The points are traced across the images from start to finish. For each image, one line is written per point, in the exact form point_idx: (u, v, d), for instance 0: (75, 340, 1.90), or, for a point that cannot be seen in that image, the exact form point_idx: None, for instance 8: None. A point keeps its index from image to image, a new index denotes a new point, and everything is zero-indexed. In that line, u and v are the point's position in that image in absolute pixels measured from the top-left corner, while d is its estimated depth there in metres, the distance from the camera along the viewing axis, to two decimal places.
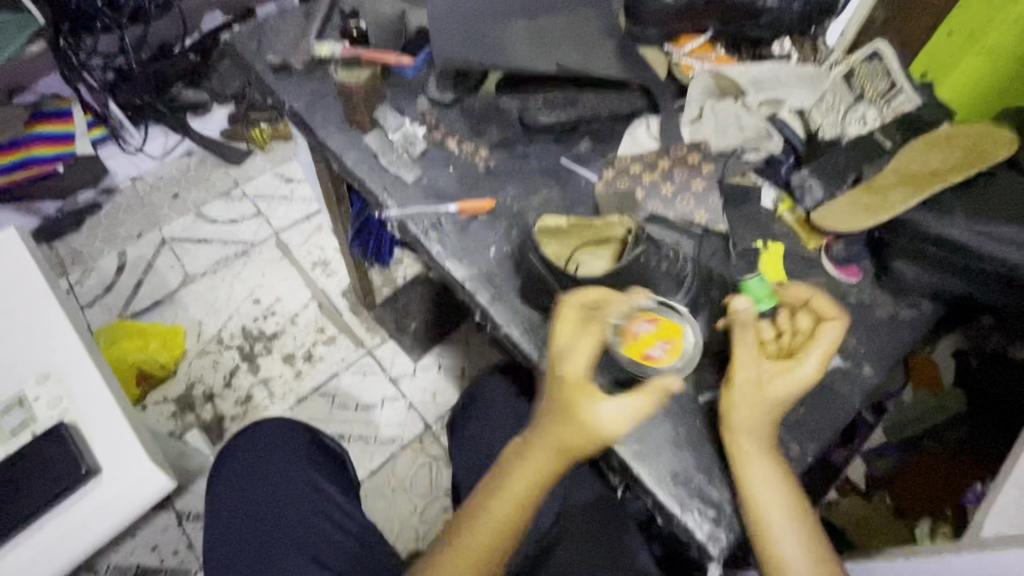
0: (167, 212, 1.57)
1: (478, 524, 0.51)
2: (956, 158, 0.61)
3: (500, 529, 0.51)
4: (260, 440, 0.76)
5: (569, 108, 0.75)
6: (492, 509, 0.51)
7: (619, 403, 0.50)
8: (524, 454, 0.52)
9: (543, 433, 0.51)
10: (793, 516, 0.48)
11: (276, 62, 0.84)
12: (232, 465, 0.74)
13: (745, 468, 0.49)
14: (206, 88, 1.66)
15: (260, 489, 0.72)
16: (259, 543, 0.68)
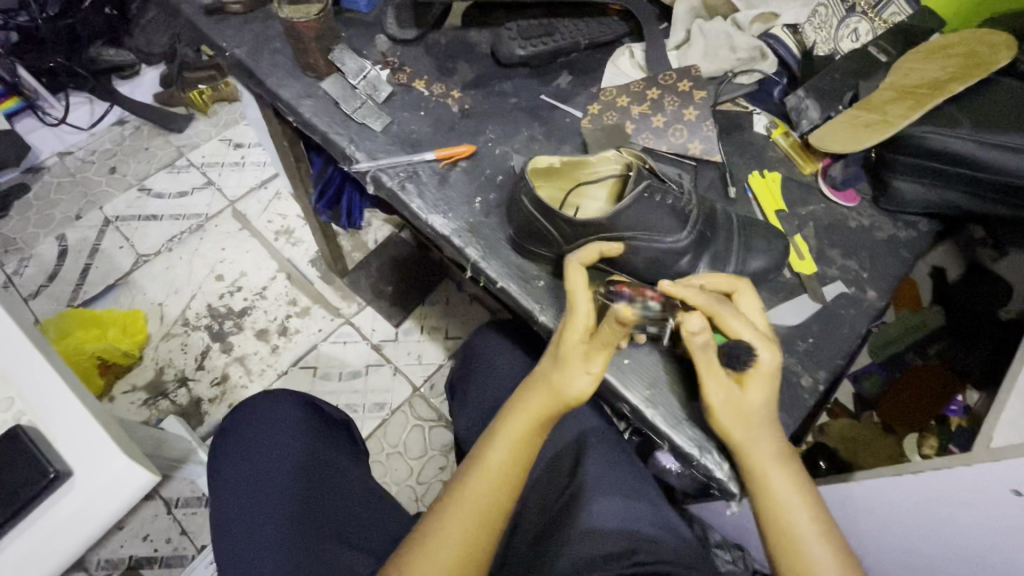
0: (106, 188, 1.43)
1: (482, 467, 0.48)
2: (956, 67, 0.59)
3: (505, 470, 0.48)
4: (253, 410, 0.69)
5: (546, 38, 0.70)
6: (497, 452, 0.49)
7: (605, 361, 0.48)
8: (525, 403, 0.50)
9: (539, 383, 0.49)
10: (819, 526, 0.45)
11: (208, 3, 0.74)
12: (226, 439, 0.68)
13: (768, 488, 0.46)
14: (128, 47, 1.49)
15: (246, 458, 0.64)
16: (234, 511, 0.60)
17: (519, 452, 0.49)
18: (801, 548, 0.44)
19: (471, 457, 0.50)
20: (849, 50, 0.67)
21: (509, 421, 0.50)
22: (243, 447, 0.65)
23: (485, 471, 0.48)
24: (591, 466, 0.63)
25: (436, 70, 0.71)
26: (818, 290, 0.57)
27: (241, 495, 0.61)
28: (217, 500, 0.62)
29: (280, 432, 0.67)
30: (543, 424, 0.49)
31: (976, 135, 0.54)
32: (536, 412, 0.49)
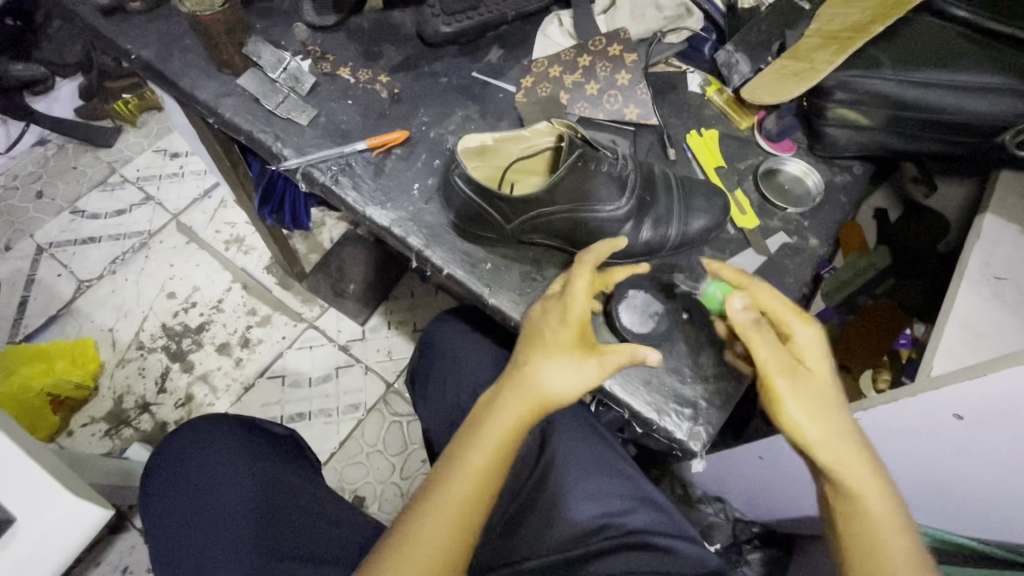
0: (35, 214, 1.34)
1: (448, 481, 0.45)
2: (875, 7, 0.59)
3: (479, 476, 0.45)
4: (188, 440, 0.64)
5: (472, 12, 0.67)
6: (470, 457, 0.46)
7: (609, 359, 0.46)
8: (510, 400, 0.46)
9: (510, 389, 0.47)
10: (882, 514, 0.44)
11: (105, 2, 0.68)
12: (162, 471, 0.63)
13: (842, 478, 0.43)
14: (38, 59, 1.39)
15: (187, 495, 0.60)
16: (176, 552, 0.57)
17: (494, 459, 0.46)
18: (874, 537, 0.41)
19: (439, 466, 0.47)
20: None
21: (484, 427, 0.47)
22: (179, 482, 0.61)
23: (455, 480, 0.45)
24: (559, 444, 0.62)
25: (361, 56, 0.68)
26: (762, 243, 0.57)
27: (179, 533, 0.58)
28: (158, 540, 0.59)
29: (216, 461, 0.62)
30: (515, 432, 0.46)
31: (898, 73, 0.55)
32: (513, 415, 0.46)
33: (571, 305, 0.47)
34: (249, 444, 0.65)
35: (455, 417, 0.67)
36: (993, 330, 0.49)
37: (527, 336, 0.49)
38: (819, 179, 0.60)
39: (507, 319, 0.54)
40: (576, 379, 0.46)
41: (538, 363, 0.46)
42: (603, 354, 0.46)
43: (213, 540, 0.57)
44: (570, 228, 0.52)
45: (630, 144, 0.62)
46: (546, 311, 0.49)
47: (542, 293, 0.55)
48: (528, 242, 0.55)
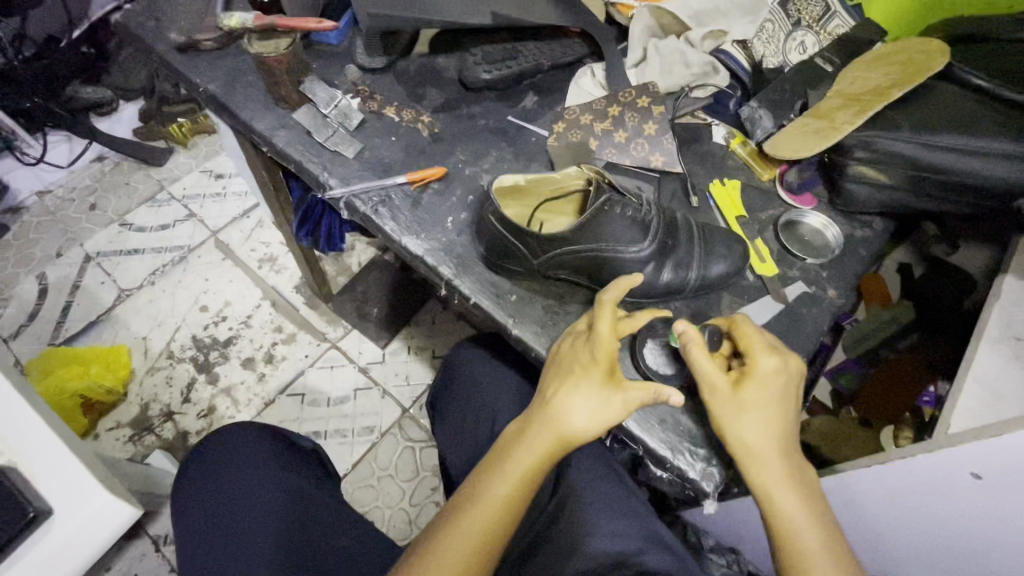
0: (87, 225, 1.43)
1: (470, 508, 0.47)
2: (895, 73, 0.62)
3: (502, 505, 0.47)
4: (221, 444, 0.68)
5: (511, 62, 0.72)
6: (492, 487, 0.48)
7: (628, 396, 0.48)
8: (535, 433, 0.48)
9: (535, 422, 0.49)
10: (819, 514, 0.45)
11: (181, 40, 0.75)
12: (193, 473, 0.66)
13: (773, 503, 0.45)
14: (107, 85, 1.50)
15: (212, 499, 0.63)
16: (196, 552, 0.59)
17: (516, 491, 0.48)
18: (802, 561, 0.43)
19: (461, 494, 0.49)
20: (797, 61, 0.71)
21: (509, 458, 0.49)
22: (205, 489, 0.64)
23: (477, 505, 0.47)
24: (573, 476, 0.64)
25: (406, 97, 0.73)
26: (780, 291, 0.59)
27: (200, 537, 0.60)
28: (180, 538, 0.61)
29: (240, 471, 0.65)
30: (539, 464, 0.48)
31: (917, 136, 0.57)
32: (538, 448, 0.48)
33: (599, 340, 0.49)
34: (273, 455, 0.67)
35: (471, 444, 0.68)
36: (1014, 391, 0.49)
37: (552, 368, 0.51)
38: (838, 232, 0.62)
39: (528, 349, 0.56)
40: (598, 415, 0.47)
41: (565, 396, 0.48)
42: (626, 391, 0.48)
43: (235, 545, 0.59)
44: (592, 266, 0.55)
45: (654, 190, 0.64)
46: (578, 344, 0.51)
47: (564, 326, 0.57)
48: (554, 277, 0.58)
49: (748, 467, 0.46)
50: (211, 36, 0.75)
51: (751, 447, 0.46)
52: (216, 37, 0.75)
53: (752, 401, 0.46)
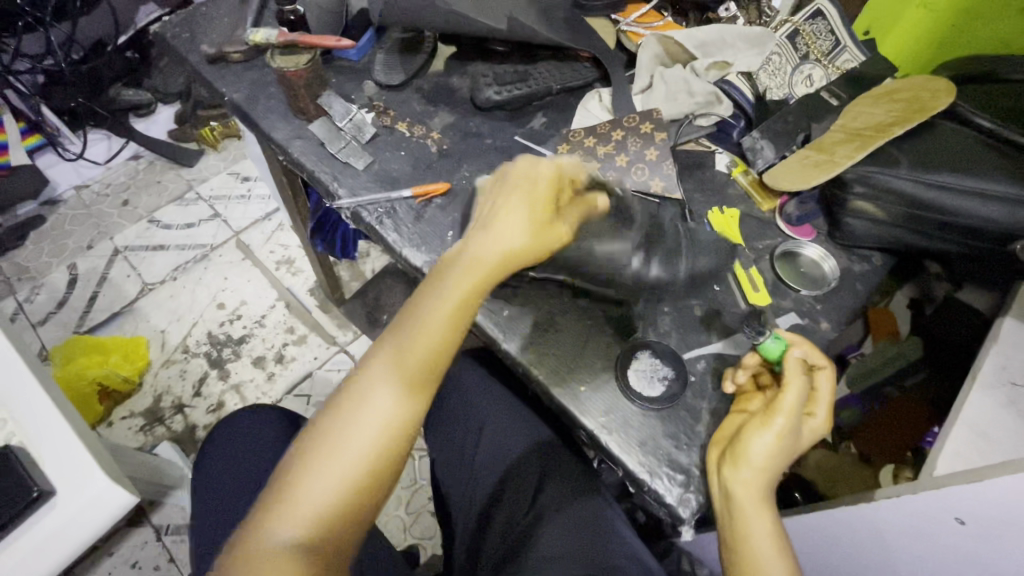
0: (118, 219, 1.50)
1: (357, 413, 0.45)
2: (899, 110, 0.62)
3: (391, 416, 0.45)
4: (240, 431, 0.74)
5: (520, 84, 0.75)
6: (384, 390, 0.46)
7: (541, 223, 0.53)
8: (470, 255, 0.51)
9: (470, 248, 0.51)
10: (781, 536, 0.47)
11: (211, 52, 0.80)
12: (212, 460, 0.72)
13: (746, 520, 0.47)
14: (146, 88, 1.59)
15: (229, 478, 0.69)
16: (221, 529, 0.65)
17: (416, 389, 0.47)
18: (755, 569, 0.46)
19: (342, 400, 0.45)
20: (803, 94, 0.72)
21: (403, 357, 0.47)
22: (224, 467, 0.70)
23: (363, 410, 0.45)
24: (553, 489, 0.64)
25: (418, 113, 0.76)
26: (773, 321, 0.59)
27: (222, 517, 0.66)
28: (198, 509, 0.68)
29: (257, 455, 0.71)
30: (473, 290, 0.50)
31: (916, 174, 0.58)
32: (473, 272, 0.50)
33: (509, 215, 0.52)
34: (287, 442, 0.73)
35: (460, 454, 0.70)
36: (1007, 437, 0.48)
37: (480, 210, 0.54)
38: (835, 265, 0.62)
39: (516, 365, 0.57)
40: (523, 234, 0.51)
41: (498, 224, 0.52)
42: (542, 221, 0.53)
43: None
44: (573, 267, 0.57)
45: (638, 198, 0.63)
46: (492, 220, 0.52)
47: (552, 345, 0.57)
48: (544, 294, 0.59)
49: (742, 482, 0.47)
50: (240, 49, 0.78)
51: (757, 463, 0.47)
52: (244, 50, 0.79)
53: (783, 426, 0.47)
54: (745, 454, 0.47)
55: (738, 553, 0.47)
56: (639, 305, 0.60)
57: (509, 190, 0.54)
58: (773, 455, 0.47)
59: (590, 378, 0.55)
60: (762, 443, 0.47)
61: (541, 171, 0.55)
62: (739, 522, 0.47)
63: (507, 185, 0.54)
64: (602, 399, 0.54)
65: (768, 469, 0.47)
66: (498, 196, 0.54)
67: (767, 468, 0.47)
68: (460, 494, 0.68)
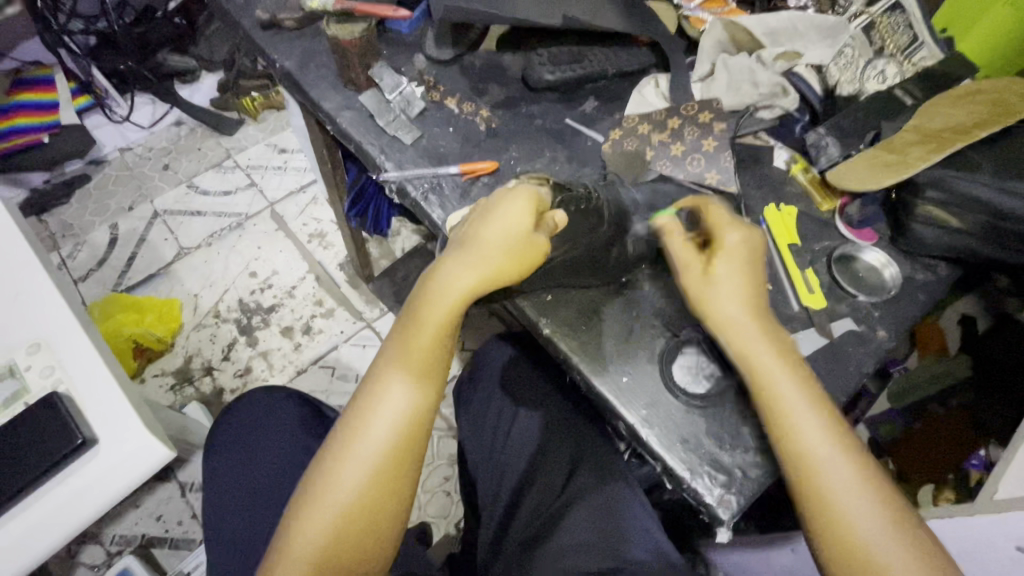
0: (159, 183, 1.53)
1: (367, 428, 0.47)
2: (981, 113, 0.59)
3: (402, 412, 0.47)
4: (253, 413, 0.74)
5: (575, 65, 0.72)
6: (389, 397, 0.47)
7: (511, 233, 0.46)
8: (453, 273, 0.47)
9: (451, 266, 0.47)
10: (874, 489, 0.43)
11: (265, 18, 0.79)
12: (225, 445, 0.73)
13: (823, 482, 0.43)
14: (193, 55, 1.58)
15: (250, 453, 0.71)
16: (240, 520, 0.67)
17: (423, 393, 0.48)
18: (858, 543, 0.41)
19: (353, 417, 0.47)
20: (874, 90, 0.68)
21: (405, 363, 0.48)
22: (244, 443, 0.72)
23: (373, 424, 0.47)
24: (585, 477, 0.63)
25: (468, 89, 0.74)
26: (826, 326, 0.57)
27: (240, 509, 0.68)
28: (219, 480, 0.71)
29: (277, 432, 0.73)
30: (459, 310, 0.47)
31: (998, 181, 0.54)
32: (457, 296, 0.47)
33: (486, 231, 0.47)
34: (305, 421, 0.74)
35: (490, 434, 0.70)
36: None
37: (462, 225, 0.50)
38: (897, 273, 0.59)
39: (556, 350, 0.56)
40: (507, 253, 0.46)
41: (475, 245, 0.47)
42: (523, 241, 0.47)
43: (273, 501, 0.68)
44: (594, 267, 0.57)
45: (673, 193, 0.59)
46: (456, 246, 0.48)
47: (595, 334, 0.56)
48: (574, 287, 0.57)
49: (792, 437, 0.45)
50: (293, 16, 0.77)
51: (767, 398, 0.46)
52: (297, 18, 0.78)
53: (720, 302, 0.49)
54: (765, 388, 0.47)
55: (832, 531, 0.43)
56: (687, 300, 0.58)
57: (485, 214, 0.48)
58: (781, 378, 0.47)
59: (628, 373, 0.54)
60: (767, 361, 0.47)
61: (512, 205, 0.47)
62: (814, 489, 0.43)
63: (490, 209, 0.48)
64: (644, 392, 0.53)
65: (785, 393, 0.46)
66: (480, 216, 0.49)
67: (783, 381, 0.47)
68: (487, 476, 0.68)
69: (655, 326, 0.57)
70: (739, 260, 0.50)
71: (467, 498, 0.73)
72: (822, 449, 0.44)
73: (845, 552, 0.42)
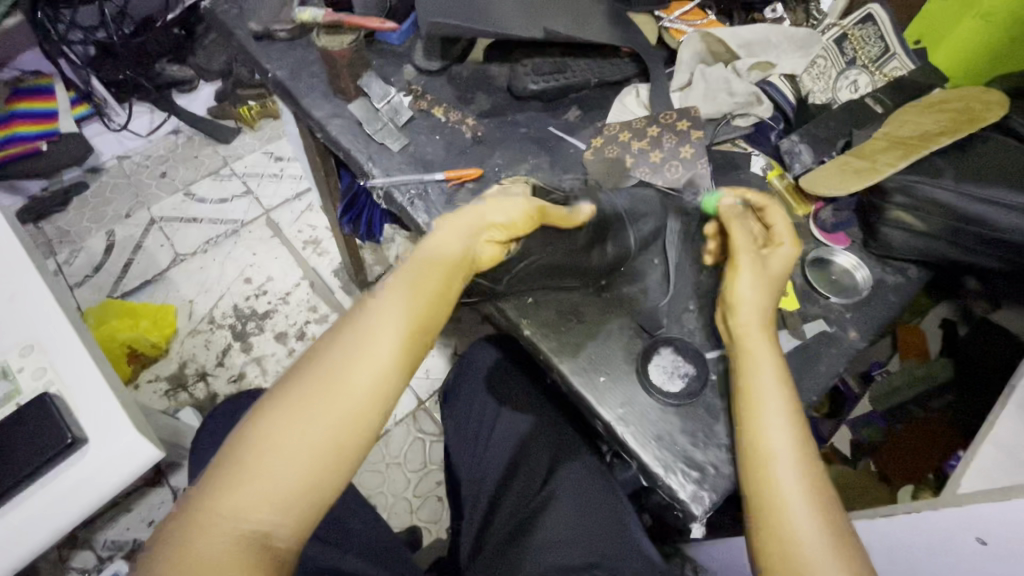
0: (156, 190, 1.54)
1: (329, 367, 0.40)
2: (947, 121, 0.61)
3: (377, 367, 0.41)
4: (240, 415, 0.75)
5: (558, 75, 0.75)
6: (362, 354, 0.41)
7: (509, 209, 0.48)
8: (447, 232, 0.47)
9: (453, 227, 0.47)
10: (817, 494, 0.43)
11: (258, 29, 0.81)
12: (211, 448, 0.74)
13: (770, 469, 0.45)
14: (191, 64, 1.62)
15: None
16: None
17: (404, 341, 0.42)
18: (790, 537, 0.42)
19: (313, 355, 0.41)
20: (846, 99, 0.71)
21: (384, 317, 0.42)
22: None
23: (338, 362, 0.40)
24: (565, 474, 0.64)
25: (455, 99, 0.76)
26: (799, 327, 0.58)
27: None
28: None
29: None
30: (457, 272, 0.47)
31: (961, 186, 0.56)
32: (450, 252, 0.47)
33: (493, 206, 0.49)
34: None
35: (475, 435, 0.71)
36: None
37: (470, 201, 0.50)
38: (867, 275, 0.61)
39: (536, 350, 0.58)
40: (504, 220, 0.48)
41: (482, 212, 0.48)
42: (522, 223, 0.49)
43: None
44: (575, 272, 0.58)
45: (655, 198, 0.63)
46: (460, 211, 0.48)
47: (574, 335, 0.58)
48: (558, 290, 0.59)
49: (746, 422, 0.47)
50: (286, 27, 0.79)
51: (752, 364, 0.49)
52: (289, 29, 0.80)
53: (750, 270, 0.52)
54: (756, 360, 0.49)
55: (762, 518, 0.44)
56: (664, 303, 0.60)
57: (486, 199, 0.49)
58: (767, 365, 0.49)
59: (604, 373, 0.56)
60: (762, 373, 0.49)
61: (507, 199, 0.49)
62: (763, 472, 0.45)
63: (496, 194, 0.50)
64: (620, 391, 0.54)
65: (765, 375, 0.48)
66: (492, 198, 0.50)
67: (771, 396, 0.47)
68: (472, 475, 0.69)
69: (634, 329, 0.58)
70: (766, 281, 0.52)
71: (452, 498, 0.74)
72: (781, 441, 0.45)
73: (778, 543, 0.42)
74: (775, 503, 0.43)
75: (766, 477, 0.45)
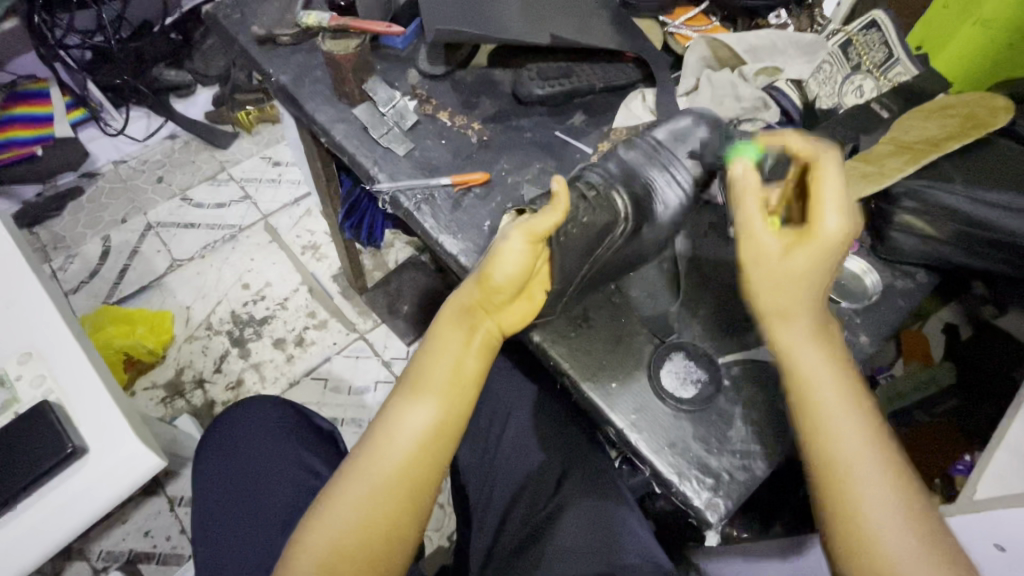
0: (152, 195, 1.53)
1: (385, 447, 0.46)
2: (953, 127, 0.61)
3: (426, 432, 0.46)
4: (241, 423, 0.74)
5: (564, 80, 0.74)
6: (413, 420, 0.46)
7: (512, 254, 0.49)
8: (463, 295, 0.51)
9: (468, 289, 0.51)
10: (903, 494, 0.43)
11: (261, 33, 0.80)
12: (214, 455, 0.73)
13: (850, 472, 0.43)
14: (188, 69, 1.59)
15: (240, 464, 0.71)
16: (228, 533, 0.66)
17: (447, 414, 0.47)
18: (874, 541, 0.41)
19: (368, 439, 0.46)
20: (852, 105, 0.70)
21: (426, 385, 0.48)
22: (234, 456, 0.72)
23: (392, 442, 0.46)
24: (574, 482, 0.63)
25: (460, 103, 0.76)
26: None
27: (230, 518, 0.67)
28: (208, 491, 0.70)
29: (267, 442, 0.73)
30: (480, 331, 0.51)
31: (969, 192, 0.57)
32: (467, 311, 0.51)
33: (499, 256, 0.49)
34: (293, 433, 0.75)
35: (482, 441, 0.71)
36: None
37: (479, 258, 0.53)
38: (877, 280, 0.61)
39: (547, 357, 0.57)
40: (509, 267, 0.49)
41: (486, 266, 0.49)
42: (526, 258, 0.49)
43: (263, 512, 0.67)
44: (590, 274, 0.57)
45: (675, 194, 0.59)
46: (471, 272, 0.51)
47: (584, 340, 0.57)
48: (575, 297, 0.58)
49: (823, 417, 0.45)
50: (289, 32, 0.79)
51: (807, 377, 0.46)
52: (293, 33, 0.79)
53: (803, 258, 0.47)
54: (802, 354, 0.47)
55: (844, 527, 0.42)
56: (673, 308, 0.60)
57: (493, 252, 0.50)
58: (823, 367, 0.46)
59: (613, 380, 0.55)
60: (806, 350, 0.47)
61: (512, 250, 0.48)
62: (836, 482, 0.43)
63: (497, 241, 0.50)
64: (633, 398, 0.54)
65: (823, 390, 0.46)
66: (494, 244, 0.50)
67: (826, 379, 0.46)
68: (479, 485, 0.69)
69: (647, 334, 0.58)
70: (815, 263, 0.47)
71: (458, 505, 0.73)
72: (854, 449, 0.44)
73: (866, 548, 0.41)
74: (861, 509, 0.42)
75: (847, 484, 0.43)
